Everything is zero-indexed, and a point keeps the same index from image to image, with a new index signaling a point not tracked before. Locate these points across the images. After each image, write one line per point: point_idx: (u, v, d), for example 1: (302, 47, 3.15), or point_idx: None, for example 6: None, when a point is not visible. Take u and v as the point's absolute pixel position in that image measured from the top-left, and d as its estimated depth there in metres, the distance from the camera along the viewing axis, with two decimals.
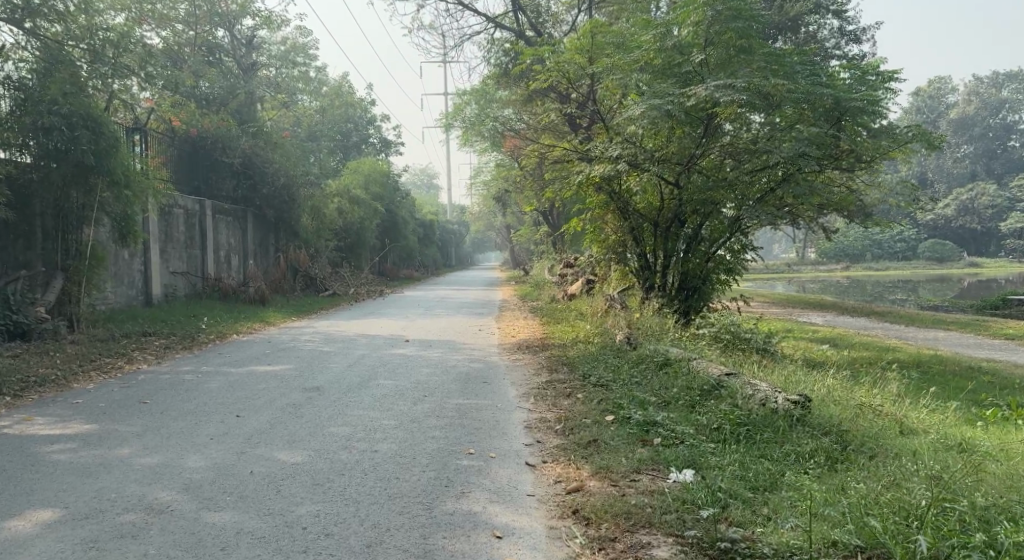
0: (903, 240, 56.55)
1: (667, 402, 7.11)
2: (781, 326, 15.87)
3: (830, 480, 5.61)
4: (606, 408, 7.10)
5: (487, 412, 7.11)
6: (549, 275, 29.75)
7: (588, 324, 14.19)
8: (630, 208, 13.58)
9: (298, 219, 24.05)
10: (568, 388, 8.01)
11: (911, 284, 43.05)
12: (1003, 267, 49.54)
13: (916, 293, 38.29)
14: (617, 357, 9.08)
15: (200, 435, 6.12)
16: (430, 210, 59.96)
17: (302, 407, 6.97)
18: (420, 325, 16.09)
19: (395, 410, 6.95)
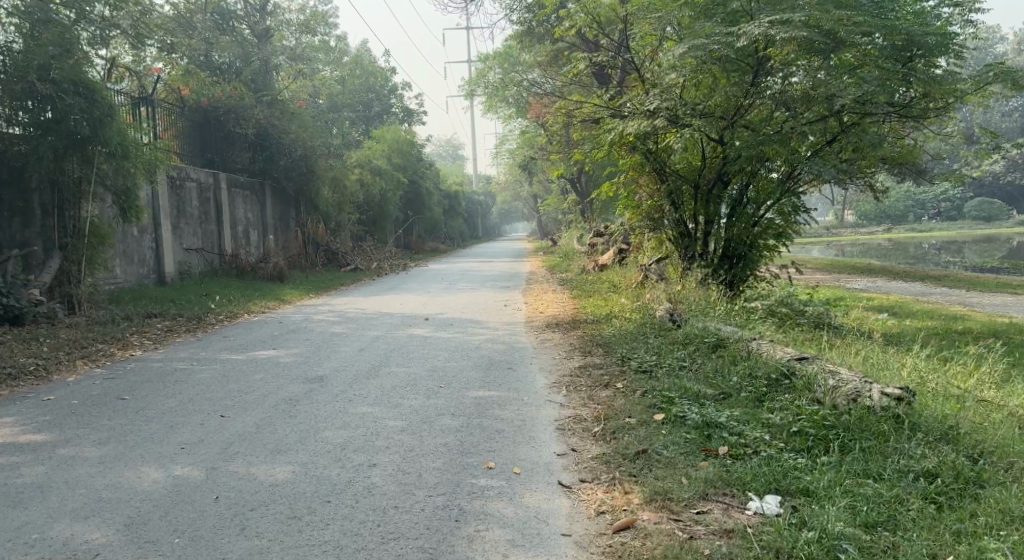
0: (947, 200, 54.60)
1: (727, 397, 6.15)
2: (832, 295, 14.78)
3: (964, 510, 4.71)
4: (653, 404, 6.13)
5: (512, 407, 6.19)
6: (579, 245, 28.68)
7: (623, 298, 13.21)
8: (668, 168, 12.92)
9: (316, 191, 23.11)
10: (605, 375, 7.02)
11: (958, 245, 41.43)
12: None
13: (966, 254, 36.76)
14: (658, 337, 8.09)
15: (170, 443, 5.30)
16: (455, 181, 59.00)
17: (298, 402, 6.11)
18: (445, 302, 15.04)
19: (404, 407, 6.05)
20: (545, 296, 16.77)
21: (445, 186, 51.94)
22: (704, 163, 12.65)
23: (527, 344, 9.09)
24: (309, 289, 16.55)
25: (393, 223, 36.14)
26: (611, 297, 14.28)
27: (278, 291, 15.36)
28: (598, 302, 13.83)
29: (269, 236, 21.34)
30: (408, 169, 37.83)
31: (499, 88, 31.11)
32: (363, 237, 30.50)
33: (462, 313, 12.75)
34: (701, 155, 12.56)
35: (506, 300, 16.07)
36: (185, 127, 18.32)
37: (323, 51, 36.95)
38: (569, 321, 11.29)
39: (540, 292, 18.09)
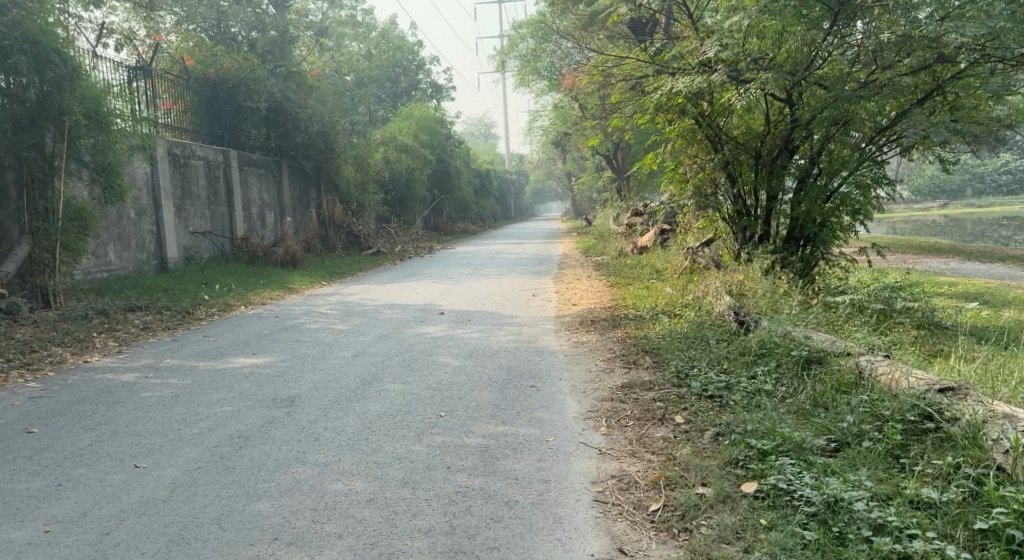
0: (1006, 172, 51.83)
1: (843, 450, 4.75)
2: (908, 279, 13.18)
3: None
4: (736, 458, 4.75)
5: (528, 459, 4.82)
6: (616, 225, 27.05)
7: (670, 287, 11.82)
8: (722, 135, 11.70)
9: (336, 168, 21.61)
10: (657, 402, 5.58)
11: (1020, 220, 39.23)
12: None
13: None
14: (721, 343, 6.77)
15: (33, 523, 4.17)
16: (487, 160, 57.47)
17: (244, 445, 4.84)
18: (472, 293, 13.29)
19: (382, 456, 4.77)
20: (580, 284, 15.15)
21: (476, 164, 50.37)
22: (767, 128, 11.48)
23: (562, 346, 7.68)
24: (323, 275, 15.12)
25: (420, 204, 34.68)
26: (657, 284, 13.07)
27: (286, 278, 13.90)
28: (642, 291, 12.41)
29: (286, 218, 19.65)
30: (436, 147, 36.30)
31: (533, 60, 29.42)
32: (389, 218, 29.06)
33: (487, 306, 11.22)
34: (767, 119, 11.48)
35: (538, 290, 14.27)
36: (196, 100, 16.41)
37: (349, 24, 35.41)
38: (612, 317, 9.62)
39: (573, 279, 16.50)
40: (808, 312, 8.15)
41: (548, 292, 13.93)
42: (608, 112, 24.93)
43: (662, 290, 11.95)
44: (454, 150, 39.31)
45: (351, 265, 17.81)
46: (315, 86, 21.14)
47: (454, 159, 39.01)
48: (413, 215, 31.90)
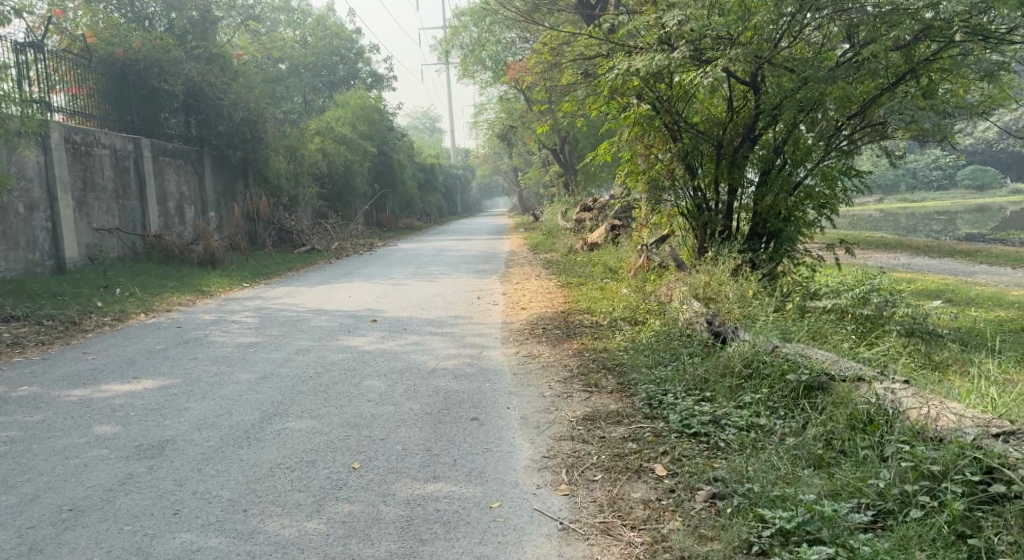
0: (938, 169, 52.77)
1: (884, 524, 4.05)
2: (872, 278, 12.57)
3: None
4: (747, 540, 4.00)
5: (466, 540, 4.01)
6: (563, 220, 26.22)
7: (628, 291, 10.89)
8: (682, 122, 10.77)
9: (266, 160, 20.27)
10: (630, 447, 4.88)
11: (952, 215, 39.86)
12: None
13: (964, 224, 35.08)
14: (699, 359, 6.06)
15: None
16: (431, 154, 56.46)
17: (78, 524, 4.06)
18: (410, 295, 12.16)
19: (260, 543, 3.96)
20: (530, 284, 14.12)
21: (420, 157, 49.06)
22: (731, 116, 10.62)
23: (512, 366, 6.64)
24: (245, 276, 13.87)
25: (360, 198, 33.33)
26: (613, 287, 12.12)
27: (201, 279, 12.60)
28: (596, 295, 11.43)
29: (212, 214, 18.39)
30: (376, 139, 35.06)
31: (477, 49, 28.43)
32: (325, 213, 27.79)
33: (425, 312, 10.13)
34: (730, 106, 10.65)
35: (484, 291, 13.19)
36: (102, 84, 14.96)
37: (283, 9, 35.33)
38: (566, 326, 8.61)
39: (523, 278, 15.44)
40: (785, 319, 7.43)
41: (495, 294, 12.83)
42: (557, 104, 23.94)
43: (619, 295, 10.98)
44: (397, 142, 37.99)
45: (281, 265, 16.50)
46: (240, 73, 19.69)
47: (397, 151, 37.71)
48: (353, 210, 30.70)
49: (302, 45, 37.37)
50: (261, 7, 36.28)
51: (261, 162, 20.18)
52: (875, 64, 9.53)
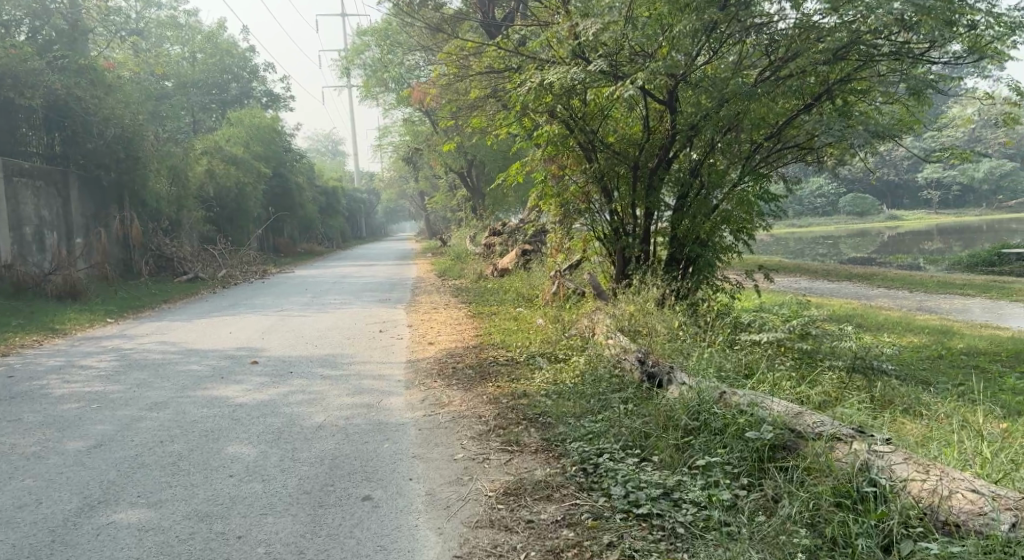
0: (823, 196, 54.77)
1: None
2: (790, 304, 12.20)
3: None
4: None
5: None
6: (470, 246, 25.45)
7: (543, 325, 10.08)
8: (597, 142, 10.07)
9: (146, 182, 18.81)
10: (569, 536, 4.56)
11: (834, 239, 41.28)
12: (922, 221, 48.58)
13: (846, 249, 36.33)
14: (636, 415, 5.64)
15: None
16: (332, 178, 55.16)
17: None
18: (299, 333, 11.07)
19: None
20: (436, 314, 13.12)
21: (320, 180, 47.56)
22: (647, 135, 9.96)
23: (419, 419, 5.92)
24: (114, 309, 12.51)
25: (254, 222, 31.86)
26: (526, 319, 11.28)
27: (58, 313, 11.23)
28: (508, 328, 10.58)
29: (77, 242, 16.71)
30: (271, 160, 33.69)
31: (379, 68, 27.46)
32: (214, 239, 26.31)
33: (315, 352, 9.10)
34: (645, 125, 10.01)
35: (383, 324, 12.18)
36: None
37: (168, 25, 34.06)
38: (479, 367, 7.72)
39: (429, 307, 14.43)
40: (719, 354, 6.78)
41: (399, 326, 11.83)
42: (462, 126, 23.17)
43: (533, 328, 10.15)
44: (295, 164, 36.57)
45: (157, 299, 15.10)
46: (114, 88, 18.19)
47: (294, 174, 36.27)
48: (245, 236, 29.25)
49: (191, 63, 35.65)
50: (147, 22, 34.45)
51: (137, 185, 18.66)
52: (795, 82, 8.99)
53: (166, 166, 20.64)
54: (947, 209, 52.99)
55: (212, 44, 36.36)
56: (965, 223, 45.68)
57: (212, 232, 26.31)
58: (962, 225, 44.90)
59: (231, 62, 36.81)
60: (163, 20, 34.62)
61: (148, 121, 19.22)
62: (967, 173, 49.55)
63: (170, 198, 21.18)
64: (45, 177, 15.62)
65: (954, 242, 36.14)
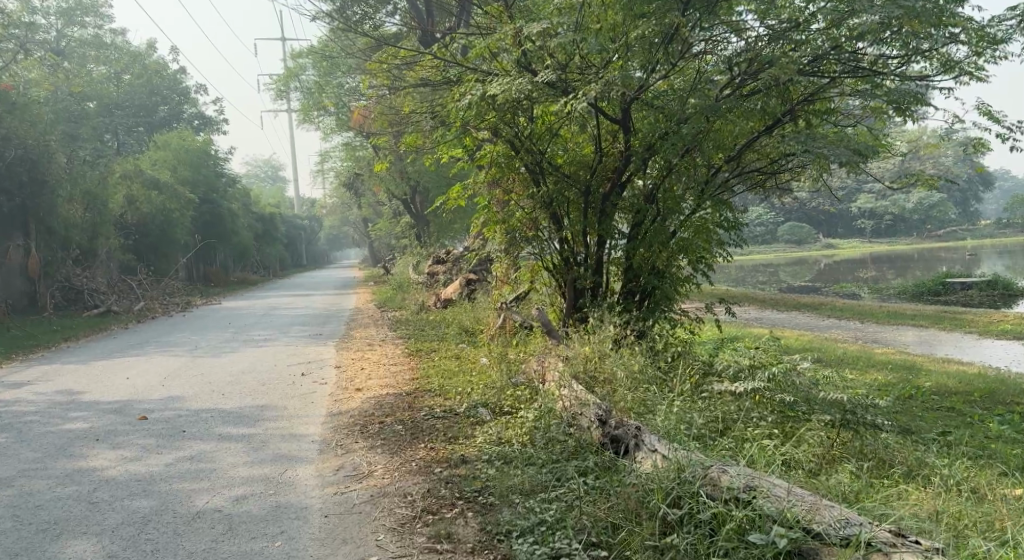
0: (762, 225, 55.02)
1: None
2: (749, 339, 11.41)
3: None
4: None
5: None
6: (413, 274, 24.36)
7: (487, 366, 9.08)
8: (544, 164, 9.14)
9: (50, 208, 17.66)
10: None
11: (774, 267, 41.26)
12: (858, 249, 48.95)
13: (783, 277, 36.18)
14: (592, 503, 4.88)
15: None
16: (272, 204, 53.67)
17: None
18: (208, 383, 9.91)
19: None
20: (372, 352, 12.01)
21: (257, 206, 46.06)
22: (599, 155, 9.05)
23: (327, 501, 5.18)
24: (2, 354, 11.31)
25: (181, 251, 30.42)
26: (469, 358, 10.25)
27: None
28: (449, 369, 9.55)
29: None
30: (201, 185, 32.31)
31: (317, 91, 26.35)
32: (135, 268, 24.94)
33: (222, 409, 7.98)
34: (596, 146, 9.12)
35: (308, 367, 11.06)
36: None
37: (93, 45, 32.65)
38: (413, 421, 6.76)
39: (364, 344, 13.31)
40: (685, 406, 5.83)
41: (326, 369, 10.73)
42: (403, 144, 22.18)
43: (475, 370, 9.14)
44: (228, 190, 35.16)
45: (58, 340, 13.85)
46: (15, 111, 16.90)
47: (227, 200, 34.85)
48: (170, 265, 27.85)
49: (117, 85, 34.19)
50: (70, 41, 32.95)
51: (38, 209, 17.74)
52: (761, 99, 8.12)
53: (79, 194, 19.29)
54: (882, 238, 53.52)
55: (140, 65, 34.97)
56: (898, 251, 46.17)
57: (134, 262, 24.82)
58: (896, 253, 45.35)
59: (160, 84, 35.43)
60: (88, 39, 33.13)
61: (58, 145, 17.91)
62: (900, 202, 50.22)
63: (85, 226, 19.79)
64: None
65: (886, 271, 36.23)
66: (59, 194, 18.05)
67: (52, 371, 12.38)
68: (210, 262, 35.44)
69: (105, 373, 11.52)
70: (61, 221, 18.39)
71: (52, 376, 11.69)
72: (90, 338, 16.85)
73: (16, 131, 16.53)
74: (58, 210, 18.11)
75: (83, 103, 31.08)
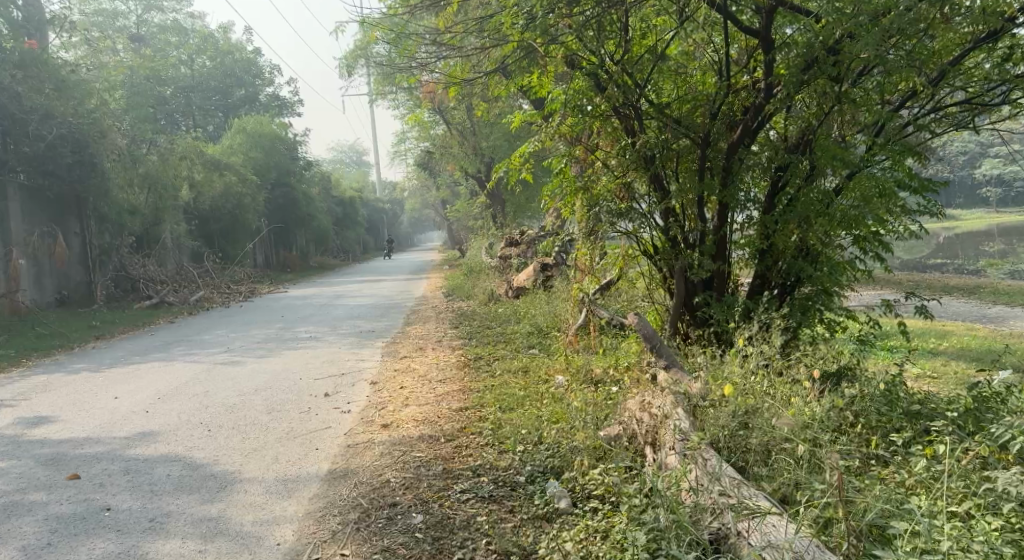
0: None
1: None
2: (916, 343, 8.54)
3: None
4: None
5: None
6: (487, 259, 21.89)
7: (566, 397, 6.40)
8: (639, 106, 6.35)
9: (93, 188, 15.94)
10: None
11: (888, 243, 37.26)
12: (980, 221, 44.23)
13: (904, 254, 32.32)
14: None
15: None
16: (353, 187, 52.02)
17: None
18: (203, 412, 7.51)
19: None
20: (421, 361, 9.39)
21: (336, 190, 44.19)
22: (722, 86, 6.21)
23: None
24: None
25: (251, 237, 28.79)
26: (540, 377, 7.50)
27: None
28: (511, 393, 6.87)
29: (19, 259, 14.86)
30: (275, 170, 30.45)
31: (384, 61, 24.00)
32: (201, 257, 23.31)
33: (192, 467, 5.62)
34: (719, 74, 6.31)
35: (339, 383, 8.54)
36: None
37: (173, 30, 31.94)
38: (443, 505, 4.63)
39: (415, 348, 10.73)
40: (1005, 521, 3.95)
41: (357, 388, 8.18)
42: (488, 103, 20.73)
43: (547, 401, 6.47)
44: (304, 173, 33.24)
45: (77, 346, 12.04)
46: (58, 82, 14.86)
47: (303, 184, 32.89)
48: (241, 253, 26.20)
49: (189, 66, 32.49)
50: (148, 24, 32.20)
51: (88, 192, 16.01)
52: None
53: (132, 175, 17.32)
54: (1005, 210, 48.48)
55: (213, 46, 33.10)
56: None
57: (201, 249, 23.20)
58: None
59: (232, 63, 33.52)
60: (166, 23, 32.10)
61: (106, 122, 16.02)
62: None
63: (141, 212, 17.95)
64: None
65: (1019, 244, 32.02)
66: (110, 176, 16.20)
67: (50, 384, 10.19)
68: (287, 247, 33.53)
69: (103, 391, 9.24)
70: (112, 204, 16.64)
71: (42, 393, 9.48)
72: (126, 332, 14.88)
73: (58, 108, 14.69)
74: (109, 194, 16.29)
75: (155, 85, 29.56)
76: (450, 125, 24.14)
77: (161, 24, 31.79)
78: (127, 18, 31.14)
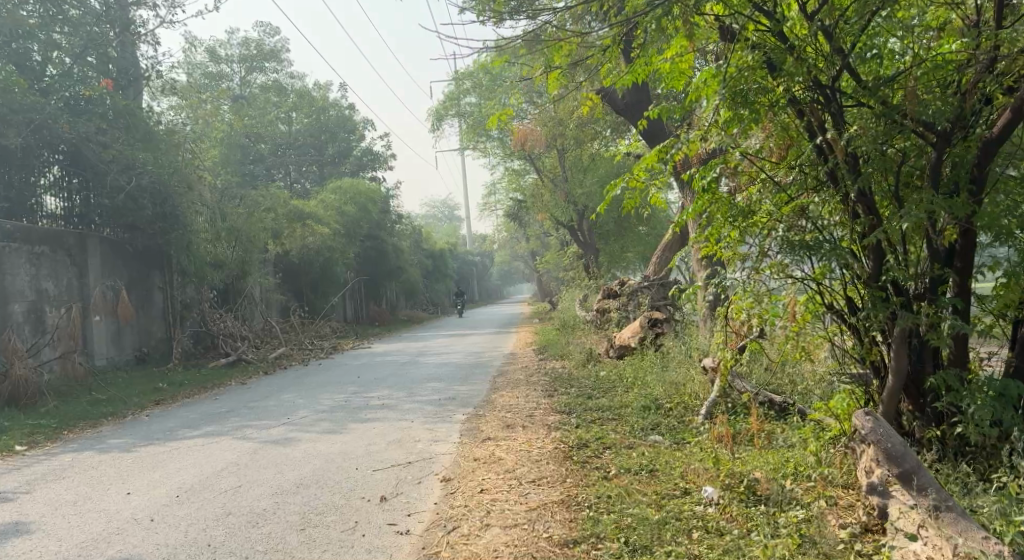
0: None
1: None
2: None
3: None
4: None
5: None
6: (583, 312, 19.81)
7: (730, 533, 4.60)
8: (834, 91, 4.60)
9: (176, 240, 14.06)
10: None
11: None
12: None
13: None
14: None
15: None
16: (446, 242, 50.72)
17: None
18: (221, 522, 5.33)
19: None
20: (509, 449, 7.14)
21: (425, 242, 42.66)
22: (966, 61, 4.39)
23: None
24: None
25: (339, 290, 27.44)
26: (678, 486, 5.50)
27: None
28: (636, 515, 4.90)
29: (97, 318, 12.94)
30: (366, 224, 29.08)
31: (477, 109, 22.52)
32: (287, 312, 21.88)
33: None
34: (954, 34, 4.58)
35: (403, 475, 6.32)
36: None
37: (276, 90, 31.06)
38: None
39: (505, 422, 8.69)
40: None
41: (425, 486, 5.97)
42: (587, 146, 18.76)
43: (693, 538, 4.58)
44: (394, 227, 31.74)
45: (121, 415, 10.29)
46: (147, 137, 13.55)
47: (393, 236, 31.33)
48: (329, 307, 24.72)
49: (286, 123, 31.27)
50: (251, 86, 31.32)
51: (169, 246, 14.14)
52: None
53: (219, 229, 15.43)
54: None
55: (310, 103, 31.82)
56: None
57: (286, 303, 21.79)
58: None
59: (329, 120, 32.10)
60: (269, 84, 31.42)
61: (195, 174, 14.39)
62: None
63: (225, 266, 15.87)
64: (21, 238, 11.47)
65: None
66: (194, 229, 14.37)
67: (71, 456, 8.16)
68: (375, 301, 32.10)
69: (125, 465, 7.14)
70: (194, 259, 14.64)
71: (53, 468, 7.42)
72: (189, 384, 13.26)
73: (136, 156, 13.08)
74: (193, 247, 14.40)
75: (247, 138, 28.63)
76: (542, 172, 22.32)
77: (264, 84, 31.20)
78: (231, 80, 31.00)
